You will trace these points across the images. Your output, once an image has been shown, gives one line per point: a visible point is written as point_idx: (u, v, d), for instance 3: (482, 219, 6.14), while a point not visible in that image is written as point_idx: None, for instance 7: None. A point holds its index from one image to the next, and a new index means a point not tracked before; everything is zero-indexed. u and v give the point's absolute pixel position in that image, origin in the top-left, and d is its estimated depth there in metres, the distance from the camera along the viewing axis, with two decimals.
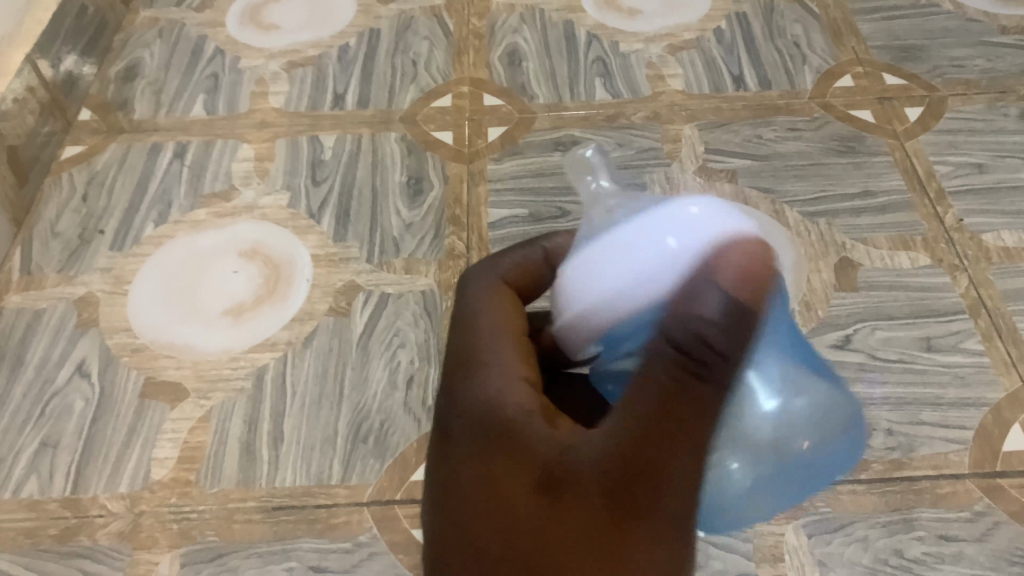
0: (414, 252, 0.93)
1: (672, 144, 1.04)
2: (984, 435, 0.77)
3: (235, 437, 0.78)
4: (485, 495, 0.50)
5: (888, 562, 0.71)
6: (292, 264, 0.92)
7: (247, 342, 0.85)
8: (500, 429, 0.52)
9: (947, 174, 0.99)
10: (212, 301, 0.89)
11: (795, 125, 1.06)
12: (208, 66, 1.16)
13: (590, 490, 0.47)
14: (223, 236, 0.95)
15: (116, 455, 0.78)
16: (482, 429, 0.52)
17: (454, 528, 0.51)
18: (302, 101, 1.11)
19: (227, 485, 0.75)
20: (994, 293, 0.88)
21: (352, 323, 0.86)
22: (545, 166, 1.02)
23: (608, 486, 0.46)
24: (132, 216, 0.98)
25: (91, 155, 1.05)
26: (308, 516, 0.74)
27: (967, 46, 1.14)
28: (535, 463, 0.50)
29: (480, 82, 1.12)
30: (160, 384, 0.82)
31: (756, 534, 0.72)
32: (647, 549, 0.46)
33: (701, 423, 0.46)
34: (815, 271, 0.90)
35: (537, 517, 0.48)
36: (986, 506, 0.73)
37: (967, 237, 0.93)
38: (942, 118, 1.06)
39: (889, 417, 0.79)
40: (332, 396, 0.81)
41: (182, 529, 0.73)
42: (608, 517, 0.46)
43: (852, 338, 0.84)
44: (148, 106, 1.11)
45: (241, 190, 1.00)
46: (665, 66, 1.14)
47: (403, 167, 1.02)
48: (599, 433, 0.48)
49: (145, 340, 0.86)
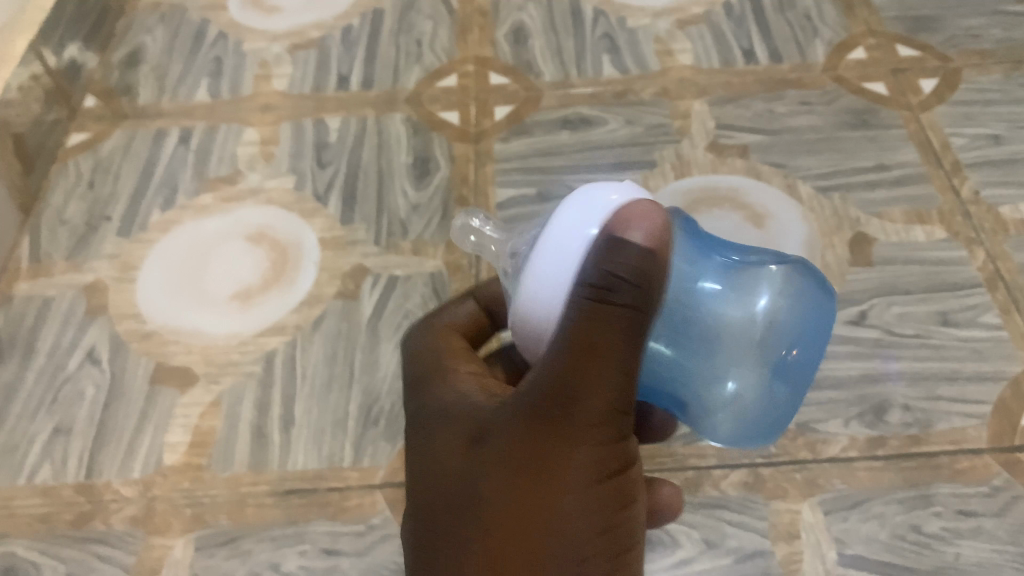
0: (422, 234, 0.92)
1: (681, 120, 1.03)
2: (1003, 409, 0.76)
3: (246, 422, 0.78)
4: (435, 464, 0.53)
5: (905, 538, 0.70)
6: (299, 247, 0.92)
7: (255, 327, 0.85)
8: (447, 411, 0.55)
9: (962, 146, 0.98)
10: (219, 286, 0.89)
11: (807, 99, 1.04)
12: (211, 50, 1.15)
13: (505, 431, 0.49)
14: (229, 220, 0.95)
15: (128, 440, 0.78)
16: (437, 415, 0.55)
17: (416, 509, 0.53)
18: (306, 83, 1.10)
19: (239, 469, 0.75)
20: (1011, 265, 0.87)
21: (360, 305, 0.86)
22: (553, 144, 1.01)
23: (528, 405, 0.48)
24: (139, 202, 0.98)
25: (96, 141, 1.05)
26: (320, 499, 0.73)
27: (982, 16, 1.12)
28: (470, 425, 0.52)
29: (485, 61, 1.11)
30: (170, 369, 0.82)
31: (772, 511, 0.72)
32: (580, 451, 0.47)
33: (620, 343, 0.46)
34: (829, 246, 0.89)
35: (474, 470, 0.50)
36: (1005, 481, 0.72)
37: (984, 210, 0.91)
38: (958, 89, 1.04)
39: (906, 393, 0.78)
40: (342, 379, 0.80)
41: (195, 513, 0.73)
42: (522, 436, 0.48)
43: (867, 313, 0.83)
44: (152, 91, 1.10)
45: (247, 173, 1.00)
46: (673, 41, 1.12)
47: (409, 147, 1.01)
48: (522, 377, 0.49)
49: (153, 326, 0.86)
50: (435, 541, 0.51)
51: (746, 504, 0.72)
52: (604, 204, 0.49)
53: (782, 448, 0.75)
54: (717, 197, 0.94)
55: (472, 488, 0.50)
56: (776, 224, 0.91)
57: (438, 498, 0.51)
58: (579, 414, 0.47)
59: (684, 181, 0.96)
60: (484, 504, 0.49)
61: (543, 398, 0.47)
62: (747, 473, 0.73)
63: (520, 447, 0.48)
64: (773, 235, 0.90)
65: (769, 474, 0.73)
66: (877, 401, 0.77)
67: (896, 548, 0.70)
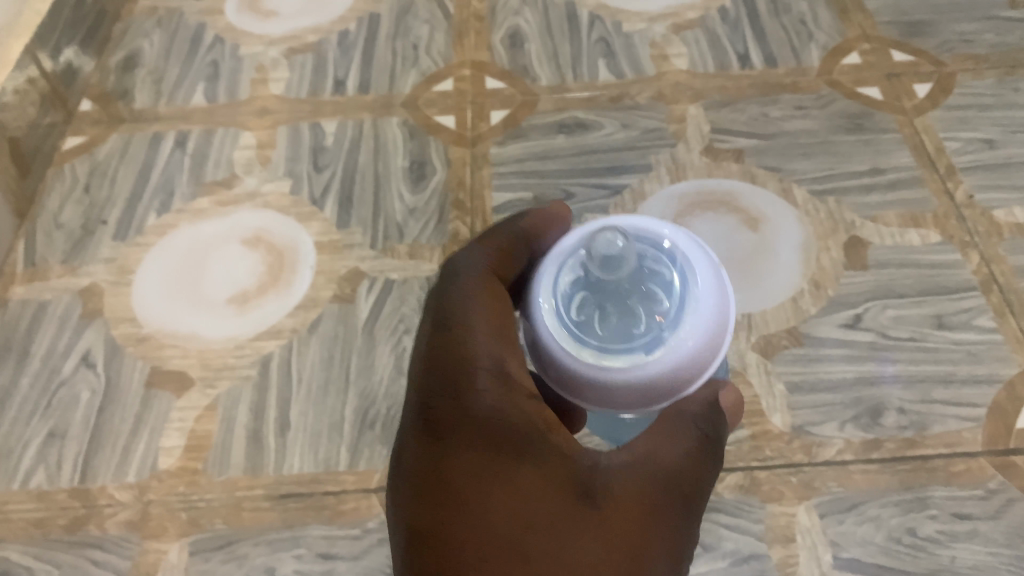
0: (418, 237, 0.92)
1: (677, 124, 1.03)
2: (998, 412, 0.76)
3: (242, 426, 0.78)
4: (502, 493, 0.48)
5: (901, 541, 0.70)
6: (295, 251, 0.91)
7: (252, 330, 0.85)
8: (512, 435, 0.50)
9: (956, 150, 0.98)
10: (216, 290, 0.88)
11: (802, 103, 1.05)
12: (207, 54, 1.15)
13: (624, 497, 0.49)
14: (226, 224, 0.95)
15: (124, 444, 0.78)
16: (500, 438, 0.50)
17: (462, 533, 0.47)
18: (303, 87, 1.10)
19: (235, 473, 0.75)
20: (1006, 268, 0.87)
21: (357, 308, 0.86)
22: (549, 148, 1.01)
23: (638, 484, 0.50)
24: (135, 205, 0.98)
25: (92, 145, 1.05)
26: (316, 502, 0.73)
27: (976, 20, 1.12)
28: (563, 471, 0.50)
29: (482, 65, 1.11)
30: (166, 373, 0.82)
31: (768, 514, 0.72)
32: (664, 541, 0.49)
33: (705, 476, 0.52)
34: (825, 249, 0.89)
35: (562, 513, 0.48)
36: (1000, 483, 0.73)
37: (978, 213, 0.92)
38: (952, 94, 1.04)
39: (901, 395, 0.78)
40: (338, 382, 0.80)
41: (190, 517, 0.73)
42: (637, 510, 0.49)
43: (862, 316, 0.84)
44: (148, 95, 1.10)
45: (243, 177, 1.00)
46: (668, 46, 1.12)
47: (405, 151, 1.01)
48: (629, 455, 0.51)
49: (150, 330, 0.86)
50: (492, 567, 0.46)
51: (742, 507, 0.72)
52: (705, 307, 0.52)
53: (778, 451, 0.75)
54: (713, 201, 0.94)
55: (549, 545, 0.47)
56: (772, 227, 0.92)
57: (506, 530, 0.47)
58: (671, 531, 0.49)
59: (680, 185, 0.96)
60: (561, 561, 0.46)
61: (656, 483, 0.50)
62: (743, 475, 0.74)
63: (626, 517, 0.48)
64: (769, 239, 0.90)
65: (765, 477, 0.73)
66: (873, 403, 0.77)
67: (891, 551, 0.70)
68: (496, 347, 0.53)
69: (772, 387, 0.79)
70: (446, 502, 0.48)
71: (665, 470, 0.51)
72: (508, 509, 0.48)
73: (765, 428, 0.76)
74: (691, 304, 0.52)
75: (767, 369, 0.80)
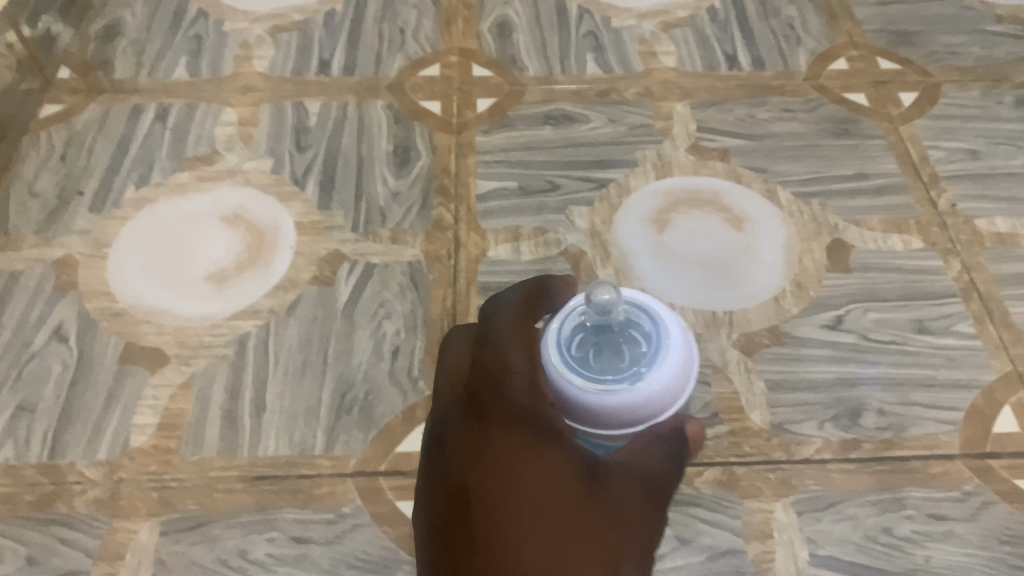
0: (402, 223, 0.91)
1: (665, 121, 1.03)
2: (975, 417, 0.77)
3: (217, 406, 0.77)
4: (532, 472, 0.56)
5: (877, 540, 0.71)
6: (276, 231, 0.90)
7: (229, 310, 0.83)
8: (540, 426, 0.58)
9: (940, 159, 0.99)
10: (194, 267, 0.87)
11: (789, 106, 1.05)
12: (191, 28, 1.13)
13: (622, 490, 0.58)
14: (205, 201, 0.93)
15: (95, 420, 0.76)
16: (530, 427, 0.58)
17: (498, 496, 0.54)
18: (288, 66, 1.08)
19: (209, 453, 0.74)
20: (986, 277, 0.88)
21: (337, 292, 0.85)
22: (536, 139, 1.00)
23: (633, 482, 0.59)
24: (113, 178, 0.95)
25: (70, 114, 1.02)
26: (291, 486, 0.72)
27: (962, 33, 1.14)
28: (578, 463, 0.58)
29: (470, 53, 1.10)
30: (140, 349, 0.80)
31: (746, 510, 0.72)
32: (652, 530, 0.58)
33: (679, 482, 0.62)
34: (807, 250, 0.90)
35: (580, 496, 0.56)
36: (976, 487, 0.73)
37: (960, 221, 0.93)
38: (936, 103, 1.06)
39: (881, 398, 0.78)
40: (316, 365, 0.79)
41: (162, 497, 0.71)
42: (632, 500, 0.58)
43: (844, 318, 0.84)
44: (129, 66, 1.08)
45: (225, 154, 0.98)
46: (658, 43, 1.12)
47: (391, 135, 1.00)
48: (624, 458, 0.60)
49: (124, 305, 0.84)
50: (526, 526, 0.53)
51: (720, 502, 0.72)
52: (672, 352, 0.65)
53: (757, 448, 0.75)
54: (697, 198, 0.95)
55: (571, 518, 0.54)
56: (754, 226, 0.92)
57: (536, 489, 0.55)
58: (658, 520, 0.59)
59: (665, 181, 0.96)
60: (580, 533, 0.54)
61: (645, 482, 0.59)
62: (722, 471, 0.74)
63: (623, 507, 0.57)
64: (751, 238, 0.91)
65: (744, 473, 0.74)
66: (852, 405, 0.78)
67: (868, 550, 0.70)
68: (529, 356, 0.62)
69: (752, 385, 0.79)
70: (482, 468, 0.56)
71: (648, 471, 0.60)
72: (537, 474, 0.56)
73: (745, 425, 0.76)
74: (660, 360, 0.64)
75: (748, 367, 0.81)
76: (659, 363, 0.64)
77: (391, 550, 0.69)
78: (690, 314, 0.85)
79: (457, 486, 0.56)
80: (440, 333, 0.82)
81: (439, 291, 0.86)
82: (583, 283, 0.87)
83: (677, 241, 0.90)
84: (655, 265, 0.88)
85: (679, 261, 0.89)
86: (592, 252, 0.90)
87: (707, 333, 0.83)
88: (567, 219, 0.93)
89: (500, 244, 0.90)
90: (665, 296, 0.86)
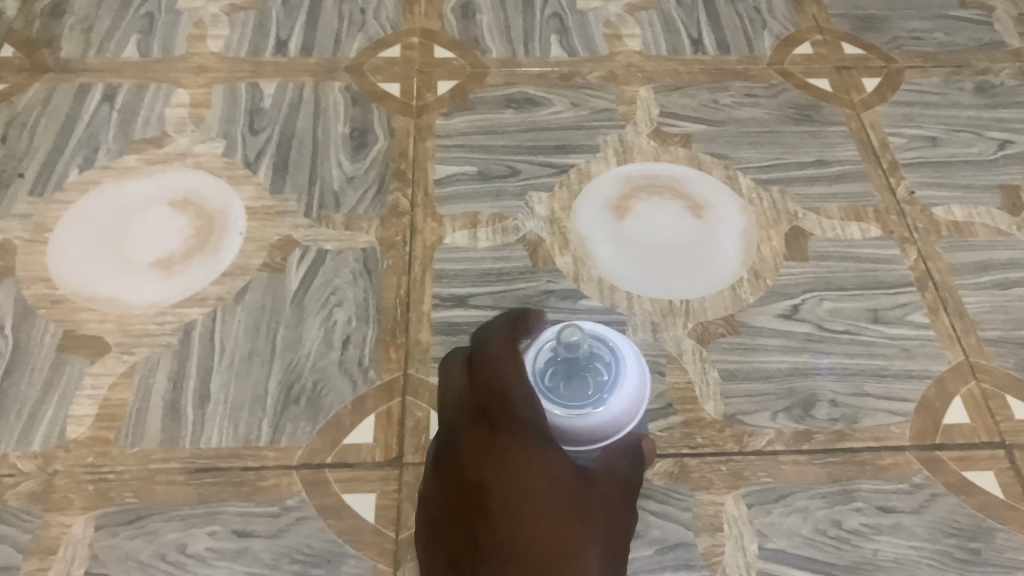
0: (356, 207, 0.89)
1: (627, 105, 1.02)
2: (927, 408, 0.77)
3: (159, 396, 0.74)
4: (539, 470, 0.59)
5: (826, 533, 0.70)
6: (226, 216, 0.88)
7: (175, 296, 0.81)
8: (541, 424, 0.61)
9: (900, 146, 0.99)
10: (139, 253, 0.84)
11: (752, 91, 1.04)
12: (143, 5, 1.09)
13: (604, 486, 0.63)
14: (153, 184, 0.90)
15: (31, 411, 0.73)
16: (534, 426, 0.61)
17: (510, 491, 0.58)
18: (243, 46, 1.05)
19: (149, 445, 0.72)
20: (942, 266, 0.88)
21: (287, 279, 0.83)
22: (496, 122, 0.98)
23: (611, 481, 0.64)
24: (56, 160, 0.92)
25: (13, 94, 0.99)
26: (234, 478, 0.70)
27: (926, 19, 1.13)
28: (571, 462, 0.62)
29: (431, 34, 1.08)
30: (81, 337, 0.78)
31: (697, 502, 0.71)
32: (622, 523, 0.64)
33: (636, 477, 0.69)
34: (766, 238, 0.89)
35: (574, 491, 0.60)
36: (925, 478, 0.73)
37: (918, 210, 0.92)
38: (899, 90, 1.05)
39: (834, 388, 0.78)
40: (263, 354, 0.77)
41: (99, 490, 0.69)
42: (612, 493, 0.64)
43: (799, 307, 0.83)
44: (77, 44, 1.04)
45: (175, 136, 0.95)
46: (623, 26, 1.11)
47: (347, 118, 0.98)
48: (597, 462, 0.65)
49: (65, 292, 0.81)
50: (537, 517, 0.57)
51: (671, 494, 0.71)
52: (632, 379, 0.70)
53: (710, 439, 0.74)
54: (658, 185, 0.93)
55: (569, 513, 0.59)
56: (714, 214, 0.91)
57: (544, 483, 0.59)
58: (630, 503, 0.65)
59: (625, 166, 0.95)
60: (576, 523, 0.59)
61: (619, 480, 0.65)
62: (674, 462, 0.73)
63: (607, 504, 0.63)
64: (711, 226, 0.90)
65: (696, 465, 0.73)
66: (805, 395, 0.77)
67: (817, 542, 0.70)
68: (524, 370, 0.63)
69: (707, 375, 0.78)
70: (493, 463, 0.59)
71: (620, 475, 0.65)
72: (557, 477, 0.60)
73: (698, 416, 0.76)
74: (619, 386, 0.69)
75: (703, 357, 0.80)
76: (622, 385, 0.69)
77: (334, 544, 0.67)
78: (646, 303, 0.83)
79: (473, 480, 0.59)
80: (392, 321, 0.81)
81: (392, 278, 0.84)
82: (540, 270, 0.86)
83: (637, 229, 0.89)
84: (613, 253, 0.87)
85: (638, 248, 0.87)
86: (550, 238, 0.88)
87: (663, 323, 0.82)
88: (525, 206, 0.91)
89: (457, 231, 0.88)
90: (622, 285, 0.85)
